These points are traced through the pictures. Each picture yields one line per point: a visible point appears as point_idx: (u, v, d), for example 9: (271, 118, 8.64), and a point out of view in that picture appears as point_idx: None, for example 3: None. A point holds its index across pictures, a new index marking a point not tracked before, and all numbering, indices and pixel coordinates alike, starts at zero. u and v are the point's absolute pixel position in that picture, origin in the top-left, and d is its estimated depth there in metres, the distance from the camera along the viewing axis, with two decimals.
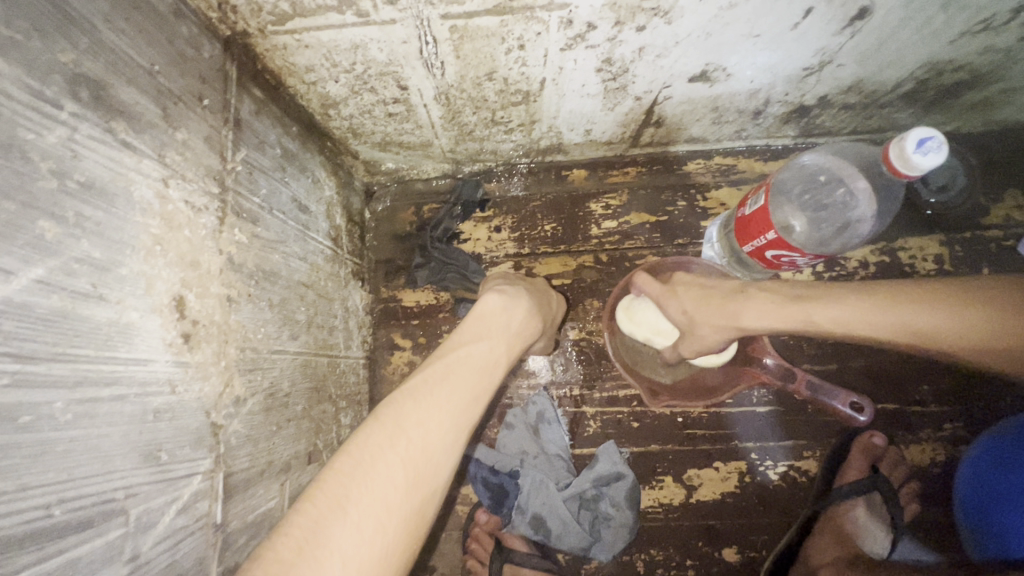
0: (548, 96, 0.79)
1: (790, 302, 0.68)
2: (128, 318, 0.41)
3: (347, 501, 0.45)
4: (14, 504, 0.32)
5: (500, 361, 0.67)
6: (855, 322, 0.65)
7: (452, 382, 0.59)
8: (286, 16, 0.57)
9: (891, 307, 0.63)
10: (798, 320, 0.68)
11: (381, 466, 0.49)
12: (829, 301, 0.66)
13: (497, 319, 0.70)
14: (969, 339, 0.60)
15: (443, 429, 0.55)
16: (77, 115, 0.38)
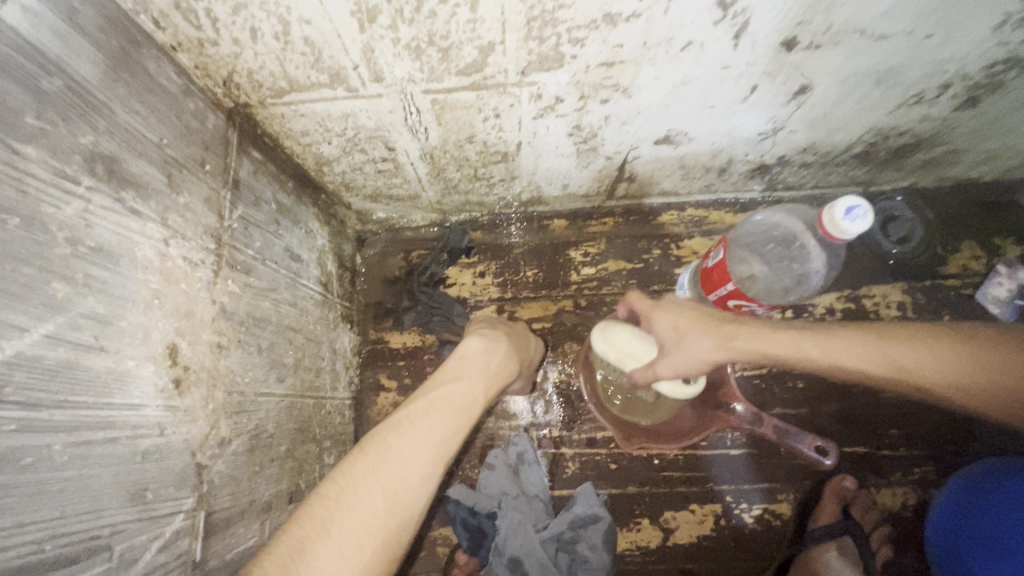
0: (525, 156, 0.86)
1: (784, 335, 0.69)
2: (125, 366, 0.45)
3: (329, 525, 0.49)
4: (12, 539, 0.35)
5: (478, 399, 0.70)
6: (847, 357, 0.66)
7: (432, 416, 0.63)
8: (283, 91, 0.64)
9: (883, 345, 0.65)
10: (794, 352, 0.69)
11: (362, 492, 0.52)
12: (822, 337, 0.68)
13: (476, 360, 0.74)
14: (954, 380, 0.63)
15: (423, 460, 0.58)
16: (93, 188, 0.44)
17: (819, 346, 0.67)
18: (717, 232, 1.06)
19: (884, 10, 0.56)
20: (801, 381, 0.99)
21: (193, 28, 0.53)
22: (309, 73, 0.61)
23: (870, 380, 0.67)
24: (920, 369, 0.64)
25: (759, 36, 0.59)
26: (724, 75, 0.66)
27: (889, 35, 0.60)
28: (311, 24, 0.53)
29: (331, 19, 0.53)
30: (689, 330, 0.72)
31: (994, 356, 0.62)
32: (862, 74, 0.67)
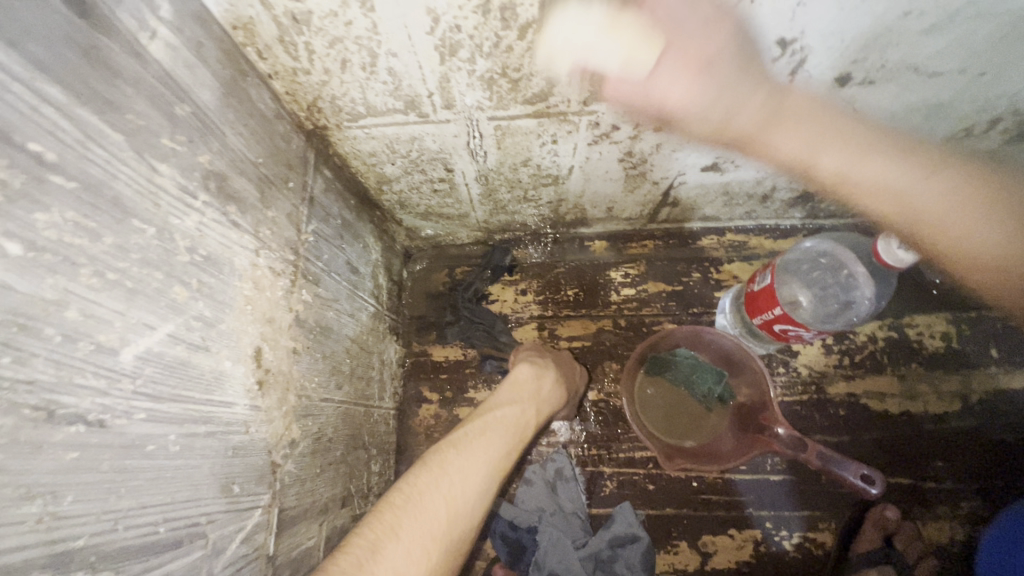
0: (575, 179, 0.89)
1: (910, 156, 0.62)
2: (224, 366, 0.49)
3: (399, 528, 0.50)
4: (135, 518, 0.38)
5: (530, 424, 0.74)
6: (879, 169, 0.63)
7: (487, 436, 0.66)
8: (360, 115, 0.69)
9: (987, 208, 0.60)
10: (894, 203, 0.64)
11: (427, 501, 0.54)
12: (922, 180, 0.62)
13: (529, 386, 0.79)
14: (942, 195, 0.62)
15: (478, 475, 0.60)
16: (207, 203, 0.48)
17: (915, 194, 0.62)
18: (758, 257, 1.07)
19: (936, 51, 0.58)
20: (842, 409, 0.99)
21: (290, 59, 0.58)
22: (387, 99, 0.66)
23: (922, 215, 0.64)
24: (965, 249, 0.62)
25: (814, 72, 0.62)
26: None
27: (941, 72, 0.62)
28: (397, 57, 0.58)
29: (415, 52, 0.57)
30: (715, 64, 0.56)
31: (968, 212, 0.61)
32: (912, 108, 0.68)
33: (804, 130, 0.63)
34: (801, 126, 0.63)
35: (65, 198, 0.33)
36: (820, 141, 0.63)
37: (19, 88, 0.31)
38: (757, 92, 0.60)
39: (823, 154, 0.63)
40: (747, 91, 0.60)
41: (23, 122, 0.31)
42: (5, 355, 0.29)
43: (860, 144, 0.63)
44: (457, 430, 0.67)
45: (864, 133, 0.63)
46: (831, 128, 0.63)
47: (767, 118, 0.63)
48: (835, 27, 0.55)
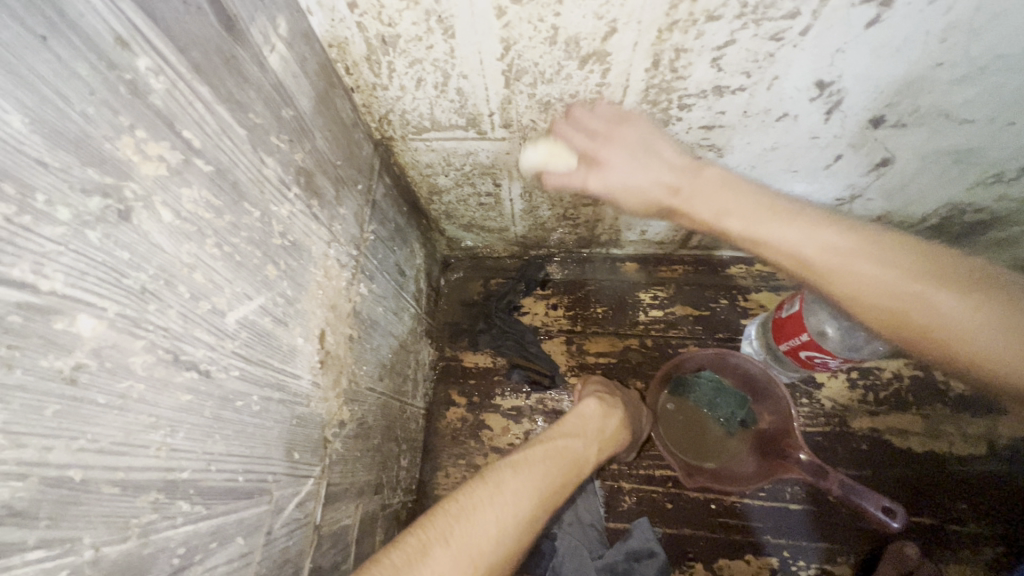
0: (614, 201, 0.95)
1: (808, 217, 0.59)
2: (297, 342, 0.55)
3: (450, 536, 0.53)
4: (224, 464, 0.43)
5: (590, 459, 0.77)
6: (780, 235, 0.59)
7: (546, 463, 0.69)
8: (425, 129, 0.75)
9: (930, 280, 0.52)
10: (825, 265, 0.57)
11: (482, 513, 0.57)
12: (860, 258, 0.55)
13: (594, 422, 0.82)
14: (848, 250, 0.56)
15: (532, 499, 0.62)
16: (297, 195, 0.54)
17: (834, 255, 0.56)
18: (786, 288, 1.10)
19: (967, 99, 0.62)
20: (865, 443, 1.00)
21: (372, 75, 0.65)
22: (451, 116, 0.72)
23: (854, 280, 0.55)
24: (880, 292, 0.54)
25: (850, 113, 0.67)
26: (812, 144, 0.74)
27: (971, 120, 0.65)
28: (466, 78, 0.64)
29: (484, 76, 0.64)
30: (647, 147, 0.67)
31: (914, 269, 0.53)
32: (943, 152, 0.72)
33: (704, 201, 0.64)
34: (719, 199, 0.63)
35: (203, 177, 0.39)
36: (729, 207, 0.63)
37: (181, 84, 0.37)
38: (664, 172, 0.66)
39: (729, 218, 0.62)
40: (648, 159, 0.66)
41: (181, 112, 0.37)
42: (152, 302, 0.35)
43: (774, 209, 0.61)
44: (520, 450, 0.70)
45: (748, 203, 0.62)
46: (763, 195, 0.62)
47: (675, 185, 0.66)
48: (869, 73, 0.60)
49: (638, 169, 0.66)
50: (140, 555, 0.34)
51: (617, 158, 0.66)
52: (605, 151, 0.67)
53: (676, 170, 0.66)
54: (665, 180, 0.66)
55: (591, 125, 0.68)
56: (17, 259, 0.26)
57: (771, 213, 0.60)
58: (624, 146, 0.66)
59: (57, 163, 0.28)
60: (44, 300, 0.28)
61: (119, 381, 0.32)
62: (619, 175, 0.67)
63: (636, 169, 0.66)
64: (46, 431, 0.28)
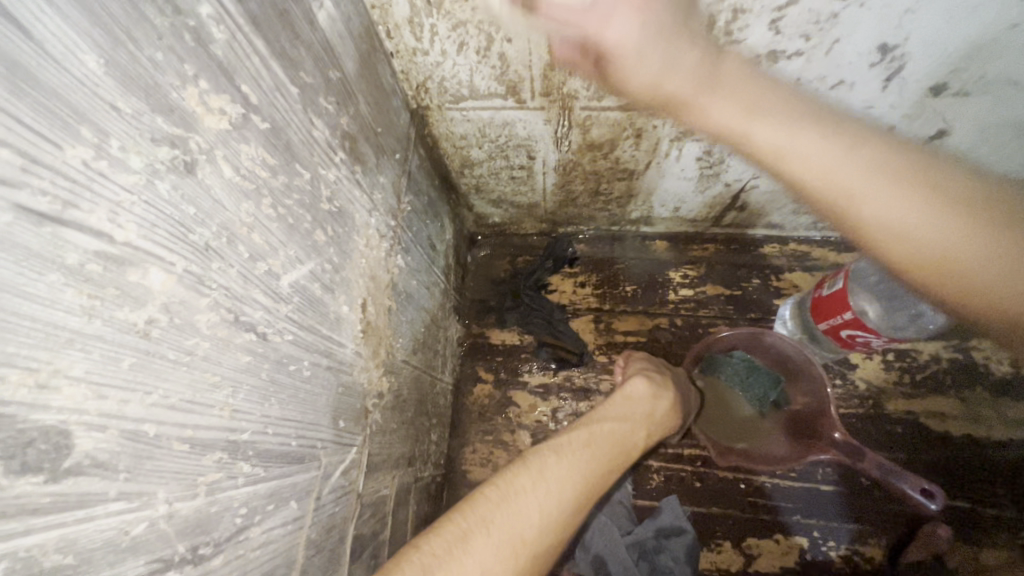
0: (650, 175, 0.92)
1: (824, 124, 0.47)
2: (343, 311, 0.54)
3: (490, 522, 0.51)
4: (279, 427, 0.43)
5: (638, 442, 0.74)
6: (792, 142, 0.47)
7: (591, 449, 0.66)
8: (463, 97, 0.74)
9: (949, 210, 0.43)
10: (843, 192, 0.46)
11: (523, 501, 0.54)
12: (880, 181, 0.45)
13: (644, 403, 0.79)
14: (879, 171, 0.45)
15: (576, 486, 0.59)
16: (343, 161, 0.53)
17: (854, 175, 0.45)
18: (821, 268, 1.08)
19: None
20: (899, 426, 0.98)
21: (413, 39, 0.63)
22: (491, 84, 0.70)
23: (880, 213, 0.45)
24: (899, 234, 0.45)
25: (910, 80, 0.64)
26: (865, 115, 0.71)
27: None
28: (511, 42, 0.62)
29: (529, 39, 0.62)
30: (654, 29, 0.46)
31: (954, 199, 0.43)
32: (1005, 123, 0.68)
33: (727, 101, 0.49)
34: (746, 94, 0.49)
35: (260, 135, 0.38)
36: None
37: (239, 36, 0.36)
38: (695, 58, 0.49)
39: (755, 122, 0.48)
40: (673, 47, 0.48)
41: (241, 66, 0.36)
42: (215, 260, 0.34)
43: (793, 112, 0.48)
44: (562, 434, 0.67)
45: (780, 104, 0.48)
46: (761, 93, 0.49)
47: (700, 81, 0.49)
48: (937, 36, 0.57)
49: (672, 54, 0.48)
50: (207, 513, 0.34)
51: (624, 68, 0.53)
52: (596, 31, 0.50)
53: (703, 50, 0.49)
54: (680, 63, 0.48)
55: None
56: (96, 206, 0.25)
57: (776, 115, 0.48)
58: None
59: (128, 109, 0.27)
60: (120, 250, 0.27)
61: (187, 337, 0.32)
62: (632, 62, 0.48)
63: (655, 55, 0.47)
64: (125, 384, 0.28)
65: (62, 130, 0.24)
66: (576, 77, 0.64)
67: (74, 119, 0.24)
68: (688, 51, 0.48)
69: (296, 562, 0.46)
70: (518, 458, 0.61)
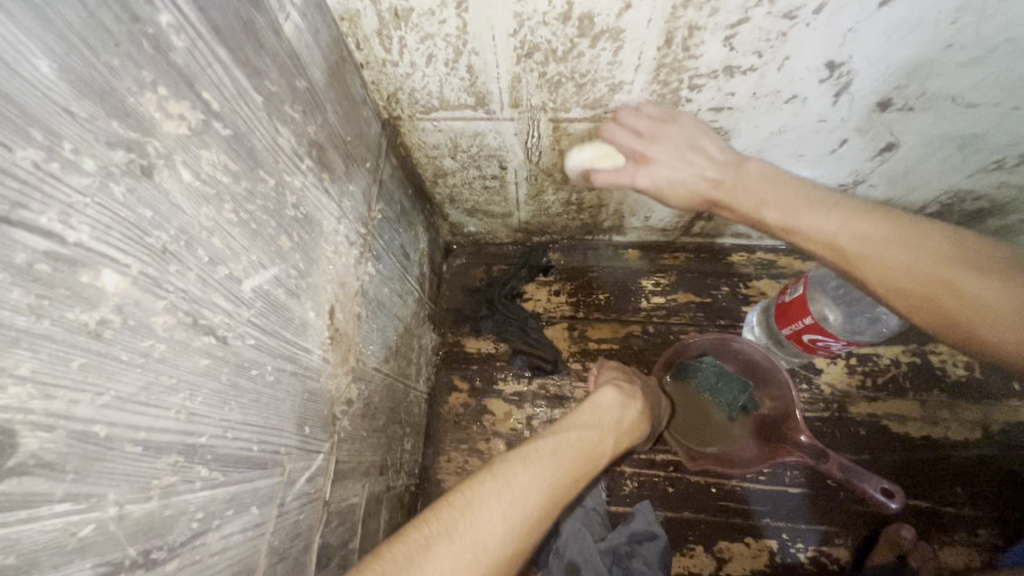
0: (620, 186, 0.95)
1: (836, 206, 0.61)
2: (308, 317, 0.54)
3: (453, 531, 0.50)
4: (239, 432, 0.43)
5: (607, 450, 0.73)
6: (808, 223, 0.62)
7: (559, 456, 0.65)
8: (433, 108, 0.75)
9: (946, 257, 0.54)
10: (870, 258, 0.57)
11: (485, 509, 0.53)
12: (896, 235, 0.57)
13: (613, 412, 0.79)
14: (901, 244, 0.56)
15: (543, 493, 0.59)
16: (309, 168, 0.54)
17: (859, 241, 0.58)
18: (786, 276, 1.11)
19: (974, 83, 0.63)
20: (863, 429, 1.01)
21: (383, 51, 0.65)
22: (461, 95, 0.72)
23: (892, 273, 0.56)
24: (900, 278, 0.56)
25: (858, 96, 0.67)
26: (819, 128, 0.74)
27: (976, 104, 0.66)
28: (478, 55, 0.64)
29: (496, 53, 0.63)
30: (680, 148, 0.71)
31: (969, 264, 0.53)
32: (948, 137, 0.72)
33: (745, 193, 0.68)
34: (761, 192, 0.66)
35: (221, 141, 0.39)
36: (768, 199, 0.66)
37: (201, 44, 0.37)
38: (706, 166, 0.70)
39: (765, 208, 0.65)
40: (689, 163, 0.70)
41: (201, 73, 0.37)
42: (173, 263, 0.34)
43: (803, 198, 0.64)
44: (531, 442, 0.67)
45: (788, 193, 0.65)
46: (787, 192, 0.65)
47: (716, 183, 0.70)
48: (880, 54, 0.60)
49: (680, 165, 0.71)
50: (161, 517, 0.34)
51: (664, 156, 0.71)
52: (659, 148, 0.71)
53: (717, 163, 0.70)
54: (709, 176, 0.70)
55: (640, 125, 0.72)
56: (46, 207, 0.26)
57: (810, 210, 0.62)
58: (670, 143, 0.71)
59: (83, 113, 0.28)
60: (70, 251, 0.27)
61: (141, 339, 0.32)
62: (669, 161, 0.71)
63: (677, 167, 0.71)
64: (74, 384, 0.28)
65: (11, 131, 0.24)
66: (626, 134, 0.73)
67: (24, 121, 0.25)
68: (700, 168, 0.71)
69: (257, 568, 0.46)
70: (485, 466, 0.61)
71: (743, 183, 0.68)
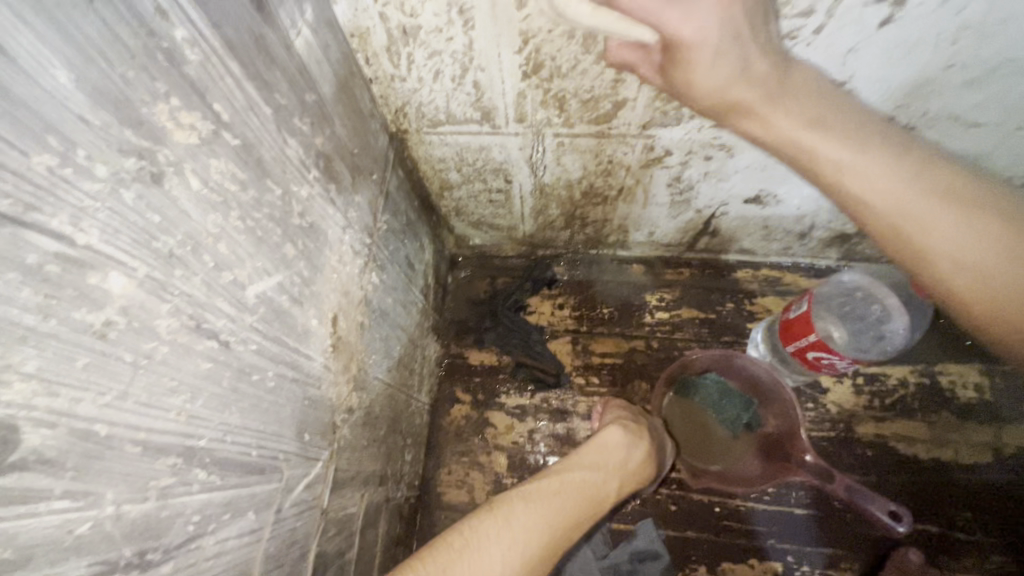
0: (624, 201, 0.95)
1: (894, 155, 0.51)
2: (312, 324, 0.55)
3: (450, 572, 0.46)
4: (239, 436, 0.43)
5: (610, 494, 0.68)
6: (864, 181, 0.51)
7: (561, 498, 0.60)
8: (440, 121, 0.77)
9: (1002, 237, 0.48)
10: (889, 207, 0.50)
11: (485, 549, 0.49)
12: (945, 208, 0.49)
13: (620, 451, 0.73)
14: (965, 217, 0.49)
15: (542, 540, 0.54)
16: (316, 178, 0.55)
17: (921, 198, 0.50)
18: (792, 293, 1.11)
19: (977, 102, 0.63)
20: (870, 449, 1.00)
21: (392, 67, 0.67)
22: (467, 109, 0.73)
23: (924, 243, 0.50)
24: (945, 253, 0.49)
25: None
26: None
27: (980, 124, 0.66)
28: (484, 71, 0.66)
29: (502, 69, 0.65)
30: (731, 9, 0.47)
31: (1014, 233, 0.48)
32: (953, 156, 0.72)
33: (794, 111, 0.52)
34: (809, 106, 0.53)
35: (230, 150, 0.40)
36: (812, 120, 0.53)
37: (213, 57, 0.38)
38: (759, 57, 0.50)
39: (819, 141, 0.52)
40: (749, 50, 0.50)
41: (213, 86, 0.38)
42: (178, 268, 0.35)
43: (852, 135, 0.52)
44: (533, 480, 0.62)
45: (842, 121, 0.53)
46: (825, 111, 0.53)
47: (766, 91, 0.52)
48: (881, 73, 0.60)
49: (725, 51, 0.48)
50: (157, 518, 0.34)
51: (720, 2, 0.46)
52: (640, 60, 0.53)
53: (772, 59, 0.51)
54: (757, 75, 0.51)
55: (656, 38, 0.54)
56: (59, 211, 0.27)
57: (863, 148, 0.51)
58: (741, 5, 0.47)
59: (98, 121, 0.29)
60: (80, 253, 0.28)
61: (145, 341, 0.33)
62: (706, 57, 0.48)
63: (725, 63, 0.49)
64: (78, 383, 0.28)
65: (28, 137, 0.25)
66: (636, 51, 0.54)
67: (42, 129, 0.26)
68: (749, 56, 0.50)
69: (253, 574, 0.46)
70: (484, 503, 0.56)
71: (793, 93, 0.53)
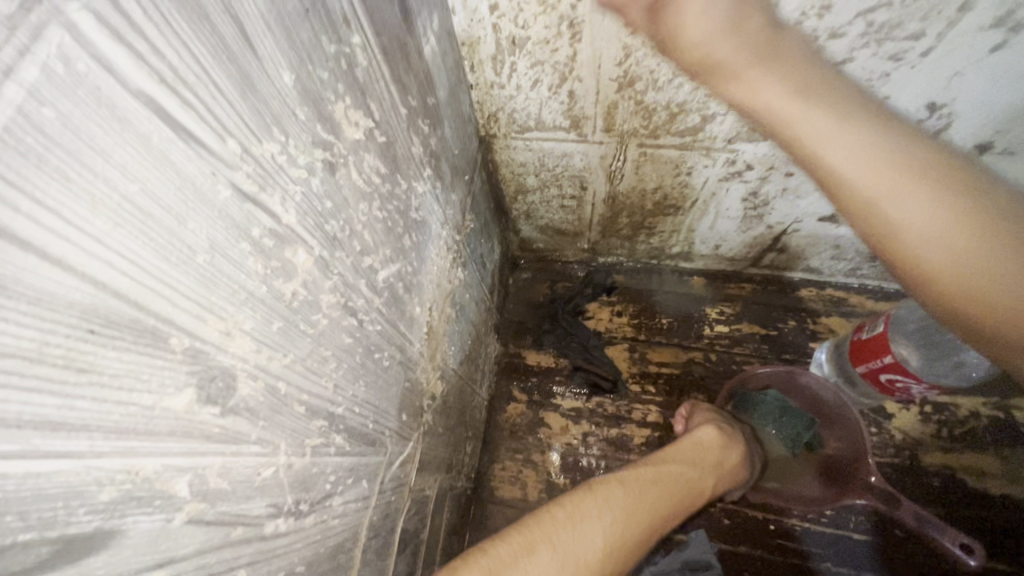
0: (695, 213, 0.97)
1: (878, 128, 0.39)
2: (415, 312, 0.59)
3: (555, 538, 0.49)
4: (362, 408, 0.47)
5: (705, 490, 0.71)
6: (854, 150, 0.38)
7: (659, 488, 0.63)
8: (528, 128, 0.80)
9: (975, 208, 0.36)
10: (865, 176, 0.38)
11: (587, 524, 0.52)
12: (921, 182, 0.37)
13: (715, 451, 0.75)
14: (959, 202, 0.36)
15: (641, 523, 0.57)
16: (429, 177, 0.59)
17: (877, 169, 0.38)
18: (858, 315, 1.09)
19: None
20: (937, 479, 0.97)
21: (493, 74, 0.70)
22: (557, 117, 0.76)
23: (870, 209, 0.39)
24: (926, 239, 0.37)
25: (957, 136, 0.67)
26: None
27: None
28: (581, 82, 0.69)
29: (599, 80, 0.68)
30: None
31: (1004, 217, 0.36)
32: None
33: (780, 77, 0.40)
34: (798, 73, 0.40)
35: (378, 147, 0.44)
36: (810, 100, 0.40)
37: (374, 63, 0.42)
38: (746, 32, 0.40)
39: (813, 114, 0.39)
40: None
41: (372, 90, 0.42)
42: (339, 250, 0.39)
43: (838, 102, 0.40)
44: (629, 466, 0.65)
45: (836, 93, 0.40)
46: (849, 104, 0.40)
47: (755, 46, 0.40)
48: (986, 97, 0.60)
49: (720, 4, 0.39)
50: (309, 473, 0.38)
51: None
52: None
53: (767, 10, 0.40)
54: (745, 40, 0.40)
55: None
56: (275, 192, 0.31)
57: (848, 136, 0.39)
58: None
59: (303, 116, 0.33)
60: (284, 230, 0.32)
61: (314, 312, 0.37)
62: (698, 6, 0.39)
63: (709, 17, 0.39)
64: (273, 343, 0.32)
65: (263, 129, 0.29)
66: None
67: (271, 121, 0.30)
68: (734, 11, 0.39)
69: (359, 538, 0.49)
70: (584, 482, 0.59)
71: (772, 65, 0.40)
